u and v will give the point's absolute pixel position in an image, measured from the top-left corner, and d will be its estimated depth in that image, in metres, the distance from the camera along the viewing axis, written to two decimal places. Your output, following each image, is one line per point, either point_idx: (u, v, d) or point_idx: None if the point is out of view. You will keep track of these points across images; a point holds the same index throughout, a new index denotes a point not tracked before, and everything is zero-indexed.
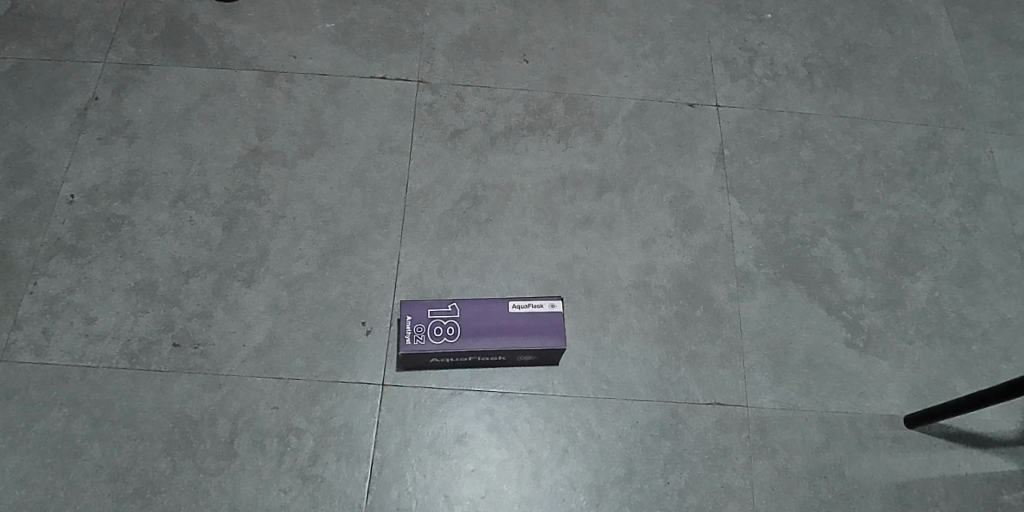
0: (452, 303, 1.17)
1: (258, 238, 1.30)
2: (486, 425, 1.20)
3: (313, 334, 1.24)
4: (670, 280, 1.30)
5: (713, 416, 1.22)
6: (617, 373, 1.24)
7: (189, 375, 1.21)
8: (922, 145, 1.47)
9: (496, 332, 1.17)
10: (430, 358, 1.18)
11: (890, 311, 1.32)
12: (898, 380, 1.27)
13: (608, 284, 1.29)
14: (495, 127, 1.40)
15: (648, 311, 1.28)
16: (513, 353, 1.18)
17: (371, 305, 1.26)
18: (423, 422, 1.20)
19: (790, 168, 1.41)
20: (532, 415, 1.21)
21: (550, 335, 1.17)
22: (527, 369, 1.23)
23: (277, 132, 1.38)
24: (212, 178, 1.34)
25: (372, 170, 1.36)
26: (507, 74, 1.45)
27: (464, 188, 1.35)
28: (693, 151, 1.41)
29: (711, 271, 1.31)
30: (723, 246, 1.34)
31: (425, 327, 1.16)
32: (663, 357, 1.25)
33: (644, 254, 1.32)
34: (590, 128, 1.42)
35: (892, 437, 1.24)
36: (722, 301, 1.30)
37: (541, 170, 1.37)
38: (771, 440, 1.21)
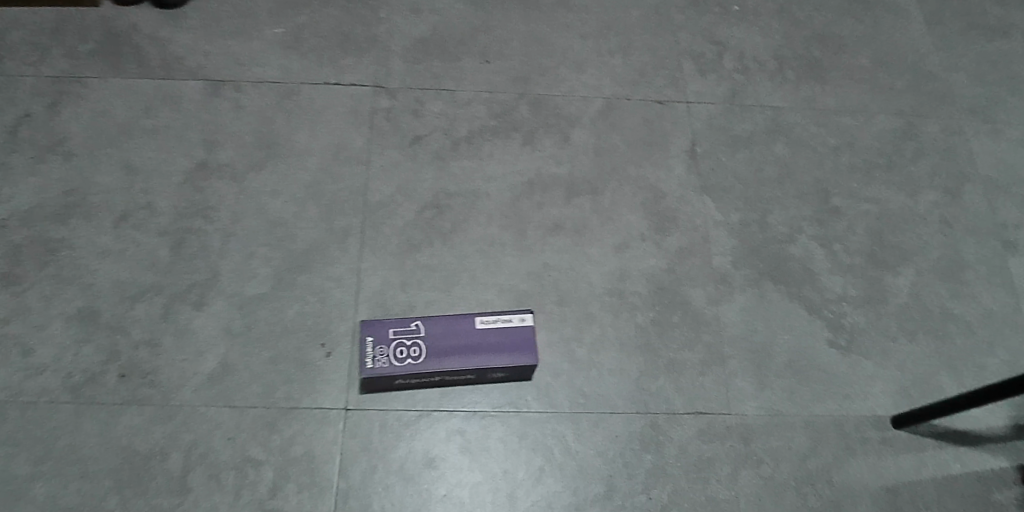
0: (417, 322, 1.10)
1: (209, 258, 1.23)
2: (457, 447, 1.13)
3: (269, 358, 1.17)
4: (646, 286, 1.24)
5: (695, 426, 1.16)
6: (594, 386, 1.17)
7: (137, 407, 1.13)
8: (897, 137, 1.43)
9: (463, 350, 1.10)
10: (394, 380, 1.11)
11: (872, 309, 1.28)
12: (882, 381, 1.23)
13: (582, 292, 1.23)
14: (456, 131, 1.34)
15: (623, 319, 1.21)
16: (483, 371, 1.11)
17: (330, 325, 1.19)
18: (390, 447, 1.13)
19: (764, 164, 1.37)
20: (505, 434, 1.14)
21: (522, 352, 1.10)
22: (498, 385, 1.16)
23: (225, 145, 1.31)
24: (159, 195, 1.26)
25: (329, 183, 1.29)
26: (468, 76, 1.39)
27: (428, 197, 1.28)
28: (665, 150, 1.35)
29: (688, 275, 1.26)
30: (699, 247, 1.28)
31: (387, 348, 1.09)
32: (641, 366, 1.19)
33: (617, 260, 1.26)
34: (557, 130, 1.35)
35: (880, 439, 1.20)
36: (700, 304, 1.24)
37: (507, 175, 1.31)
38: (756, 449, 1.16)
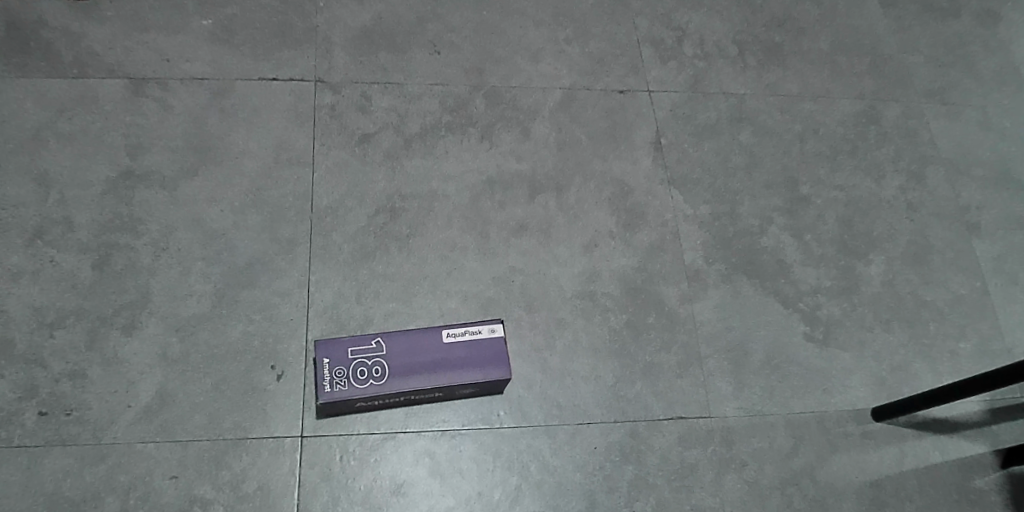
0: (377, 339, 1.01)
1: (138, 276, 1.12)
2: (427, 470, 1.05)
3: (213, 385, 1.06)
4: (618, 286, 1.17)
5: (676, 432, 1.10)
6: (569, 396, 1.10)
7: (64, 447, 1.01)
8: (859, 122, 1.41)
9: (429, 367, 1.01)
10: (355, 403, 1.02)
11: (846, 299, 1.24)
12: (861, 373, 1.20)
13: (551, 296, 1.15)
14: (408, 128, 1.25)
15: (596, 322, 1.15)
16: (451, 388, 1.03)
17: (280, 345, 1.09)
18: (353, 475, 1.03)
19: (730, 153, 1.32)
20: (478, 453, 1.06)
21: (493, 366, 1.02)
22: (468, 400, 1.08)
23: (152, 151, 1.19)
24: (79, 210, 1.14)
25: (270, 188, 1.18)
26: (418, 68, 1.29)
27: (380, 200, 1.19)
28: (629, 142, 1.29)
29: (660, 272, 1.20)
30: (670, 243, 1.22)
31: (346, 370, 1.00)
32: (617, 372, 1.12)
33: (586, 260, 1.19)
34: (515, 123, 1.27)
35: (862, 433, 1.16)
36: (674, 303, 1.18)
37: (465, 173, 1.22)
38: (739, 451, 1.11)
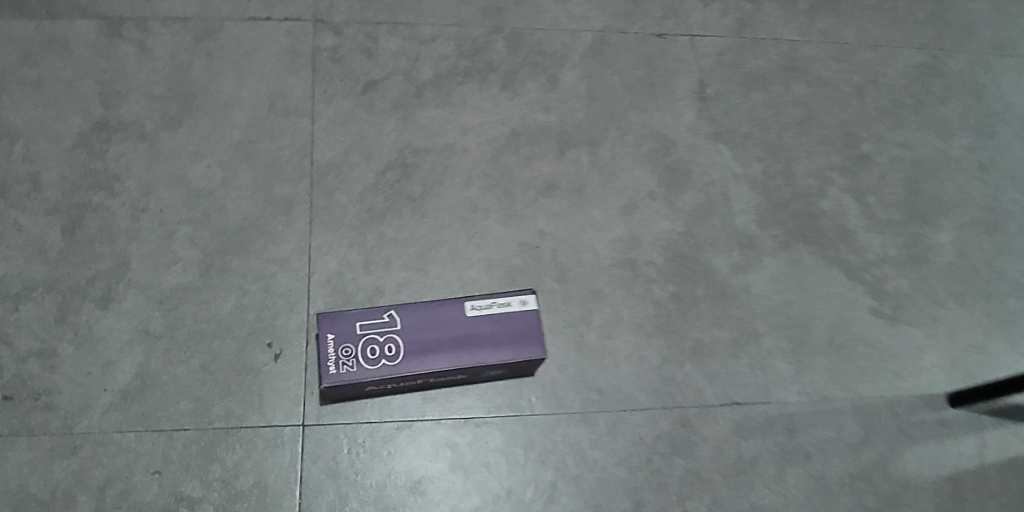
0: (390, 312, 0.86)
1: (115, 241, 0.97)
2: (447, 465, 0.91)
3: (201, 366, 0.92)
4: (662, 254, 1.03)
5: (732, 421, 0.97)
6: (610, 379, 0.96)
7: (29, 438, 0.88)
8: (923, 73, 1.26)
9: (451, 345, 0.86)
10: (365, 387, 0.88)
11: (915, 270, 1.11)
12: (934, 353, 1.07)
13: (587, 264, 1.01)
14: (421, 75, 1.10)
15: (638, 294, 1.00)
16: (477, 370, 0.88)
17: (277, 320, 0.95)
18: (364, 471, 0.90)
19: (783, 106, 1.17)
20: (506, 445, 0.92)
21: (525, 344, 0.87)
22: (494, 384, 0.94)
23: (129, 99, 1.04)
24: (46, 166, 1.00)
25: (265, 142, 1.04)
26: (430, 8, 1.14)
27: (390, 156, 1.04)
28: (669, 92, 1.14)
29: (709, 238, 1.05)
30: (719, 205, 1.07)
31: (354, 348, 0.85)
32: (663, 351, 0.98)
33: (625, 224, 1.04)
34: (541, 70, 1.12)
35: (936, 421, 1.03)
36: (726, 273, 1.04)
37: (486, 126, 1.07)
38: (803, 444, 0.98)
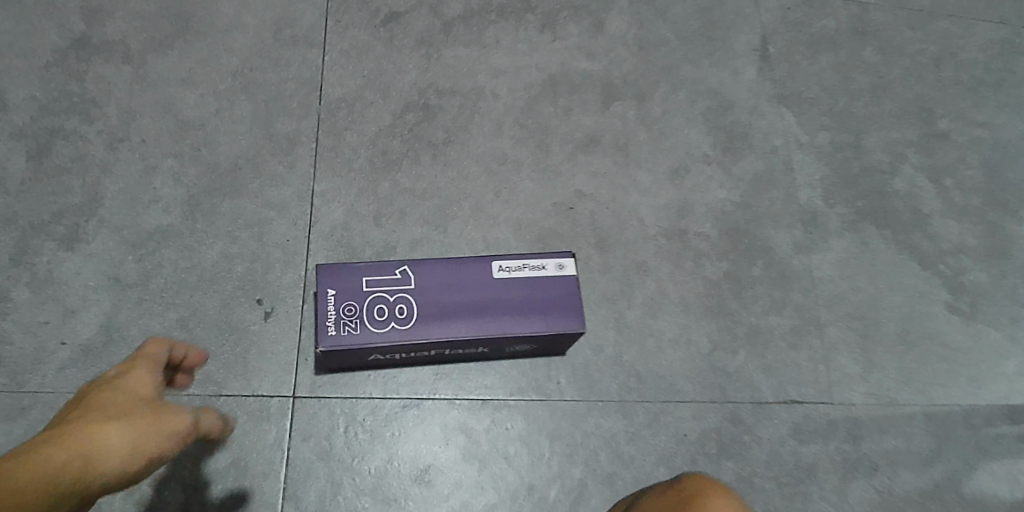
0: (403, 268, 0.73)
1: (87, 174, 0.84)
2: (460, 453, 0.78)
3: (178, 322, 0.79)
4: (716, 226, 0.90)
5: (789, 422, 0.84)
6: (652, 364, 0.83)
7: None
8: (1009, 49, 1.10)
9: (473, 311, 0.73)
10: (369, 355, 0.74)
11: (996, 263, 0.97)
12: (1016, 358, 0.93)
13: (630, 232, 0.88)
14: (447, 8, 0.95)
15: (687, 270, 0.87)
16: (501, 342, 0.75)
17: (270, 274, 0.81)
18: (361, 455, 0.77)
19: (853, 72, 1.04)
20: (529, 434, 0.79)
21: (561, 315, 0.74)
22: (518, 362, 0.81)
23: (113, 14, 0.90)
24: (12, 84, 0.86)
25: (267, 72, 0.90)
26: None
27: (410, 96, 0.91)
28: (728, 47, 1.00)
29: (769, 212, 0.92)
30: (781, 176, 0.94)
31: (359, 307, 0.72)
32: (714, 336, 0.85)
33: (674, 189, 0.91)
34: (585, 13, 0.98)
35: (1017, 436, 0.90)
36: (786, 252, 0.91)
37: (520, 70, 0.93)
38: (867, 451, 0.86)
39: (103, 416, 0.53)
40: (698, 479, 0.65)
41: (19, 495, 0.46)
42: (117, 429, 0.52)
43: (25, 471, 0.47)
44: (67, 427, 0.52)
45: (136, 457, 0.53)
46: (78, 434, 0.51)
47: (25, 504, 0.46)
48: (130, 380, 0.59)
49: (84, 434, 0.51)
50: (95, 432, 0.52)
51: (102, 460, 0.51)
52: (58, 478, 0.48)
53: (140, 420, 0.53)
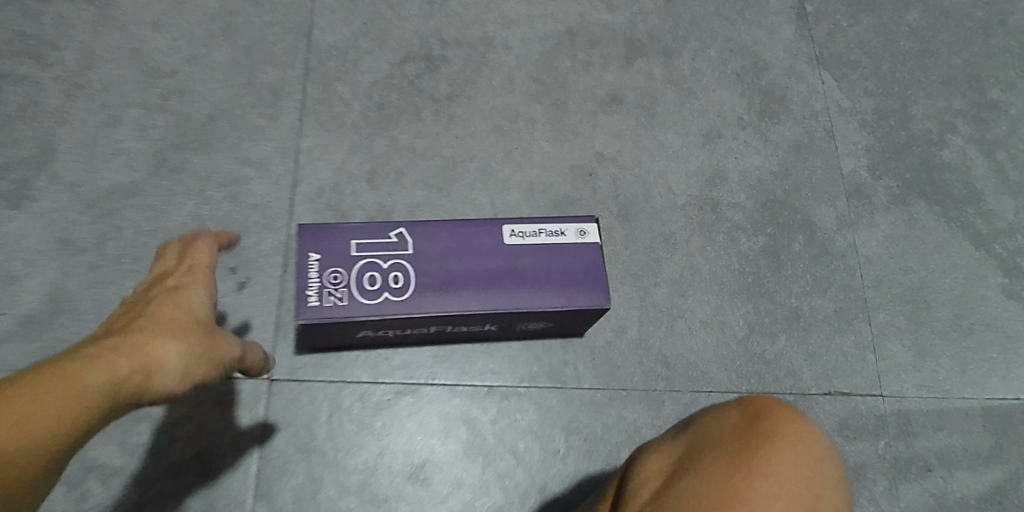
0: (399, 231, 0.63)
1: (39, 121, 0.73)
2: (461, 447, 0.68)
3: None
4: (751, 196, 0.80)
5: (833, 417, 0.75)
6: (680, 348, 0.73)
7: None
8: None
9: (480, 281, 0.63)
10: (358, 330, 0.64)
11: None
12: None
13: (656, 201, 0.78)
14: None
15: (719, 244, 0.78)
16: (512, 320, 0.65)
17: (247, 239, 0.71)
18: (348, 448, 0.67)
19: (897, 35, 0.93)
20: (541, 426, 0.69)
21: (582, 289, 0.64)
22: (530, 344, 0.71)
23: None
24: None
25: (247, 14, 0.79)
26: None
27: (409, 45, 0.80)
28: (764, 2, 0.90)
29: (809, 183, 0.83)
30: (822, 144, 0.85)
31: (347, 274, 0.61)
32: (750, 318, 0.76)
33: (705, 155, 0.81)
34: None
35: None
36: (828, 227, 0.81)
37: (534, 20, 0.83)
38: (919, 450, 0.75)
39: (162, 328, 0.50)
40: (770, 401, 0.52)
41: (87, 405, 0.42)
42: (175, 345, 0.49)
43: (90, 375, 0.43)
44: (126, 333, 0.48)
45: (192, 377, 0.50)
46: (139, 343, 0.48)
47: (88, 413, 0.43)
48: (185, 282, 0.55)
49: (142, 343, 0.48)
50: (156, 343, 0.48)
51: (163, 375, 0.48)
52: (120, 390, 0.45)
53: (199, 341, 0.50)
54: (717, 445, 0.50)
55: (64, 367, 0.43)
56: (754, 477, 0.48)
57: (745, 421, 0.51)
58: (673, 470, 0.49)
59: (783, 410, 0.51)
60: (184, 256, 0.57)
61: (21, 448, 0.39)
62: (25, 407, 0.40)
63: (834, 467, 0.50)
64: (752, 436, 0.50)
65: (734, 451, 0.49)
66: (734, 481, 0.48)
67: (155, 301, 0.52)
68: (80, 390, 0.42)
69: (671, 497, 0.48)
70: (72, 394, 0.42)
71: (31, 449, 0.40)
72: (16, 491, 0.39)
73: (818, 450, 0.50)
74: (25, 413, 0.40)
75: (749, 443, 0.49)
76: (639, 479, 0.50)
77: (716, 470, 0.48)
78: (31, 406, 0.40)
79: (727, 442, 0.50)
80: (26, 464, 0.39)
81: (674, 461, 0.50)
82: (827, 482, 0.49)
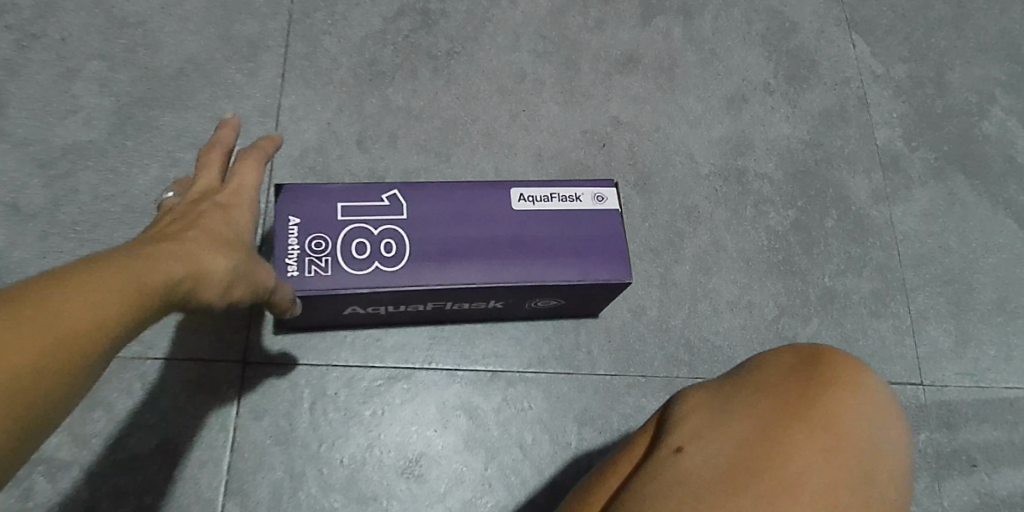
0: (391, 194, 0.56)
1: None
2: (461, 440, 0.60)
3: None
4: (779, 166, 0.73)
5: None
6: (704, 330, 0.66)
7: None
8: None
9: (483, 251, 0.55)
10: (346, 307, 0.56)
11: None
12: None
13: (676, 170, 0.71)
14: None
15: (745, 218, 0.71)
16: (520, 295, 0.58)
17: None
18: (333, 440, 0.59)
19: None
20: (551, 417, 0.61)
21: (599, 260, 0.56)
22: (538, 325, 0.64)
23: None
24: None
25: None
26: None
27: None
28: None
29: (841, 154, 0.76)
30: (854, 112, 0.78)
31: (332, 241, 0.54)
32: (779, 298, 0.69)
33: (729, 121, 0.74)
34: None
35: None
36: (862, 201, 0.74)
37: None
38: (964, 444, 0.68)
39: (208, 236, 0.42)
40: (840, 356, 0.44)
41: (146, 296, 0.34)
42: (224, 257, 0.41)
43: (147, 266, 0.35)
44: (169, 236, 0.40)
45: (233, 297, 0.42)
46: (188, 245, 0.40)
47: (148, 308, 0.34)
48: (229, 198, 0.47)
49: (193, 247, 0.40)
50: (206, 249, 0.40)
51: (212, 285, 0.40)
52: (175, 290, 0.37)
53: (244, 259, 0.43)
54: (773, 397, 0.42)
55: (112, 256, 0.35)
56: (807, 435, 0.41)
57: (810, 374, 0.43)
58: (716, 413, 0.42)
59: (852, 368, 0.44)
60: (224, 172, 0.49)
61: (74, 327, 0.30)
62: (74, 286, 0.32)
63: (900, 441, 0.42)
64: (810, 388, 0.42)
65: (793, 404, 0.42)
66: (788, 443, 0.40)
67: (195, 211, 0.44)
68: (139, 279, 0.34)
69: (707, 446, 0.41)
70: (131, 280, 0.34)
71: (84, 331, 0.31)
72: (65, 382, 0.30)
73: (884, 421, 0.42)
74: (77, 291, 0.31)
75: (807, 398, 0.42)
76: (674, 417, 0.43)
77: (764, 421, 0.41)
78: (81, 286, 0.32)
79: (787, 392, 0.42)
80: (77, 346, 0.30)
81: (721, 405, 0.42)
82: (890, 456, 0.41)
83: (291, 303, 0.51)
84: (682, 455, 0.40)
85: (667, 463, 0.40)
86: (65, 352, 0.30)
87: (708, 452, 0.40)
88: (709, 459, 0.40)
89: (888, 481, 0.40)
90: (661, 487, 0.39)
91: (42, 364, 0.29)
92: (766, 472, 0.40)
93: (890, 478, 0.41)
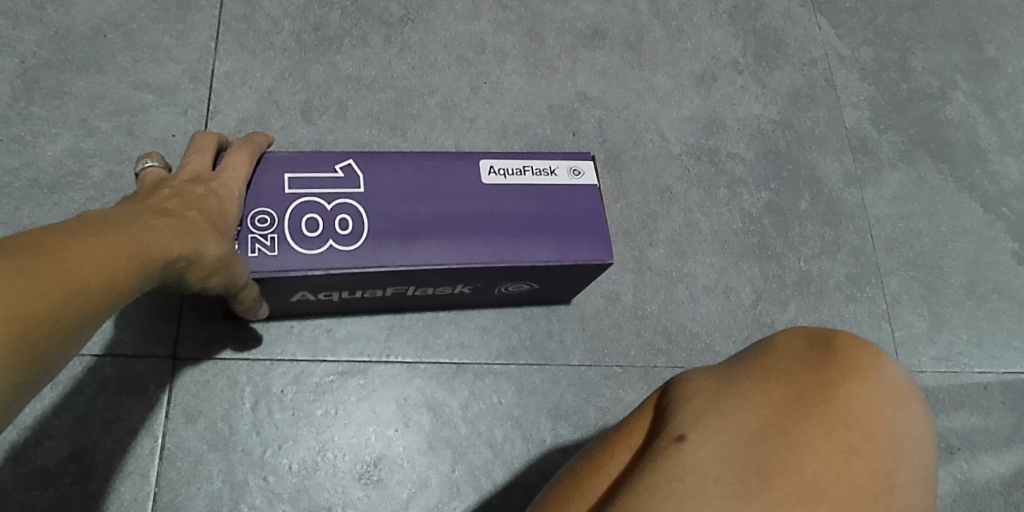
0: (346, 165, 0.50)
1: None
2: (425, 440, 0.54)
3: None
4: (751, 146, 0.70)
5: None
6: (680, 316, 0.62)
7: None
8: None
9: (450, 228, 0.50)
10: (296, 293, 0.50)
11: None
12: None
13: (647, 149, 0.67)
14: None
15: (719, 199, 0.67)
16: (491, 278, 0.52)
17: None
18: (280, 444, 0.52)
19: None
20: (522, 412, 0.56)
21: (577, 236, 0.51)
22: (506, 312, 0.58)
23: None
24: None
25: None
26: None
27: None
28: None
29: (812, 135, 0.73)
30: (822, 93, 0.76)
31: (279, 218, 0.48)
32: (756, 282, 0.65)
33: (699, 99, 0.71)
34: None
35: None
36: (834, 183, 0.72)
37: None
38: (942, 431, 0.66)
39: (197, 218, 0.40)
40: (855, 342, 0.39)
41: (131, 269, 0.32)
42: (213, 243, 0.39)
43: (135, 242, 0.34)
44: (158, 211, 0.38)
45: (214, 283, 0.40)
46: (179, 227, 0.37)
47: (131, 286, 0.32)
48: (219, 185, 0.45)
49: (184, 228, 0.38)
50: (201, 230, 0.39)
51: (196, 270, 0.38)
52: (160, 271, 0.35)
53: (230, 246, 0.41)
54: (783, 381, 0.37)
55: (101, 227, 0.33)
56: (825, 432, 0.35)
57: (823, 359, 0.38)
58: (721, 398, 0.36)
59: (869, 355, 0.38)
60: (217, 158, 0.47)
61: (71, 290, 0.29)
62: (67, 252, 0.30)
63: (928, 445, 0.37)
64: (827, 376, 0.37)
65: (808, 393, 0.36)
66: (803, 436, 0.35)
67: (189, 189, 0.42)
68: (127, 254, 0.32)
69: (712, 437, 0.35)
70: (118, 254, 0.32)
71: (77, 300, 0.29)
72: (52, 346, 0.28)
73: (905, 414, 0.37)
74: (72, 256, 0.30)
75: (823, 387, 0.36)
76: (673, 400, 0.37)
77: (776, 411, 0.36)
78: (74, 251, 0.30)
79: (798, 378, 0.37)
80: (71, 313, 0.29)
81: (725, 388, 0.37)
82: (916, 458, 0.36)
83: (257, 312, 0.49)
84: (684, 445, 0.35)
85: (666, 455, 0.34)
86: (62, 319, 0.28)
87: (714, 445, 0.35)
88: (714, 454, 0.34)
89: (912, 484, 0.35)
90: (663, 479, 0.33)
91: (36, 327, 0.27)
92: (781, 474, 0.34)
93: (920, 489, 0.35)
